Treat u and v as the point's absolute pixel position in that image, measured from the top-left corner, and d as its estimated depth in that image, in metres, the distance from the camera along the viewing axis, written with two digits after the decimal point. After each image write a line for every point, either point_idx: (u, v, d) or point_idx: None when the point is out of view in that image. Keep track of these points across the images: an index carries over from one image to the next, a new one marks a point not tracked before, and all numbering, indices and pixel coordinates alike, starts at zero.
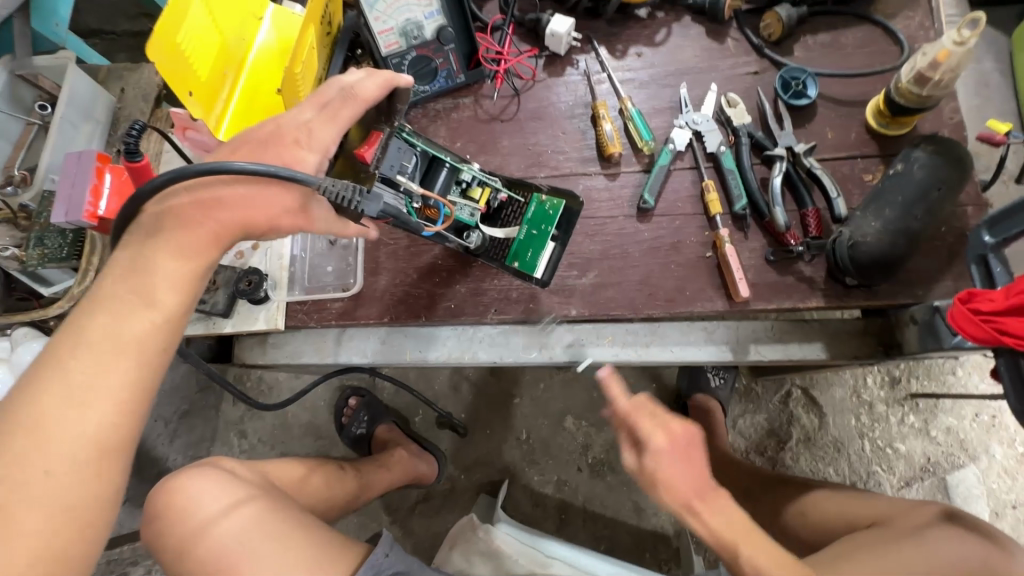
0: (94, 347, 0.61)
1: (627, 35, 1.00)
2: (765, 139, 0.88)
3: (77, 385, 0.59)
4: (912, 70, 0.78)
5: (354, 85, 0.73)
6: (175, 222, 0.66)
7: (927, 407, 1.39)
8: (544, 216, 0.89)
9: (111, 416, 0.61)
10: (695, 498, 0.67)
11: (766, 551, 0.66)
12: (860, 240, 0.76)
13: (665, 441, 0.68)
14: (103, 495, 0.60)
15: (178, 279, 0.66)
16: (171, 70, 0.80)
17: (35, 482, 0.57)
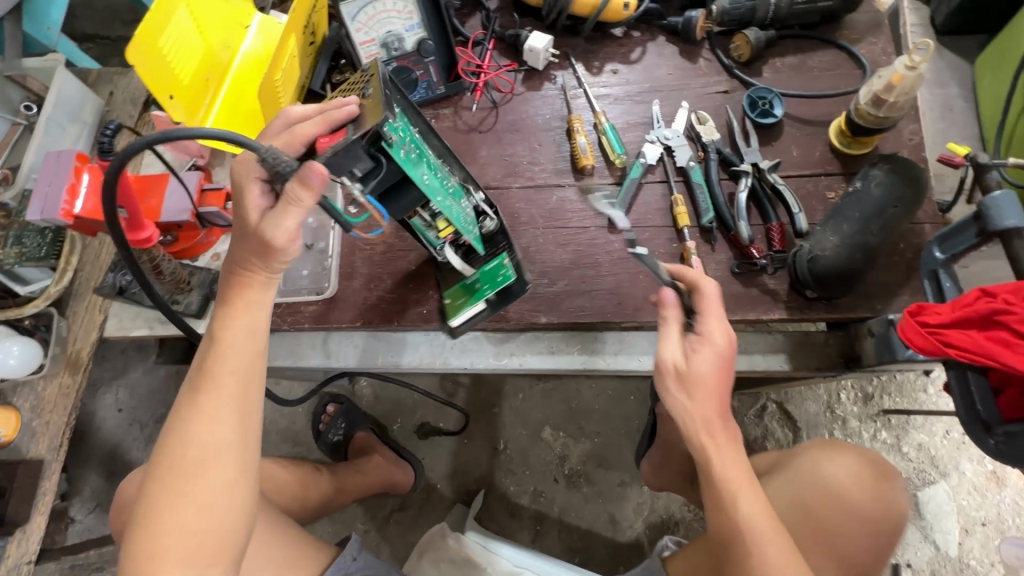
0: (195, 385, 0.64)
1: (604, 53, 1.03)
2: (732, 155, 0.91)
3: (190, 416, 0.63)
4: (870, 92, 0.82)
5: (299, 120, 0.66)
6: (225, 273, 0.66)
7: (899, 423, 1.41)
8: (493, 278, 0.86)
9: (222, 430, 0.63)
10: (716, 417, 0.68)
11: (754, 500, 0.66)
12: (819, 254, 0.78)
13: (723, 344, 0.69)
14: (235, 497, 0.63)
15: (248, 309, 0.66)
16: (153, 73, 0.81)
17: (184, 504, 0.61)
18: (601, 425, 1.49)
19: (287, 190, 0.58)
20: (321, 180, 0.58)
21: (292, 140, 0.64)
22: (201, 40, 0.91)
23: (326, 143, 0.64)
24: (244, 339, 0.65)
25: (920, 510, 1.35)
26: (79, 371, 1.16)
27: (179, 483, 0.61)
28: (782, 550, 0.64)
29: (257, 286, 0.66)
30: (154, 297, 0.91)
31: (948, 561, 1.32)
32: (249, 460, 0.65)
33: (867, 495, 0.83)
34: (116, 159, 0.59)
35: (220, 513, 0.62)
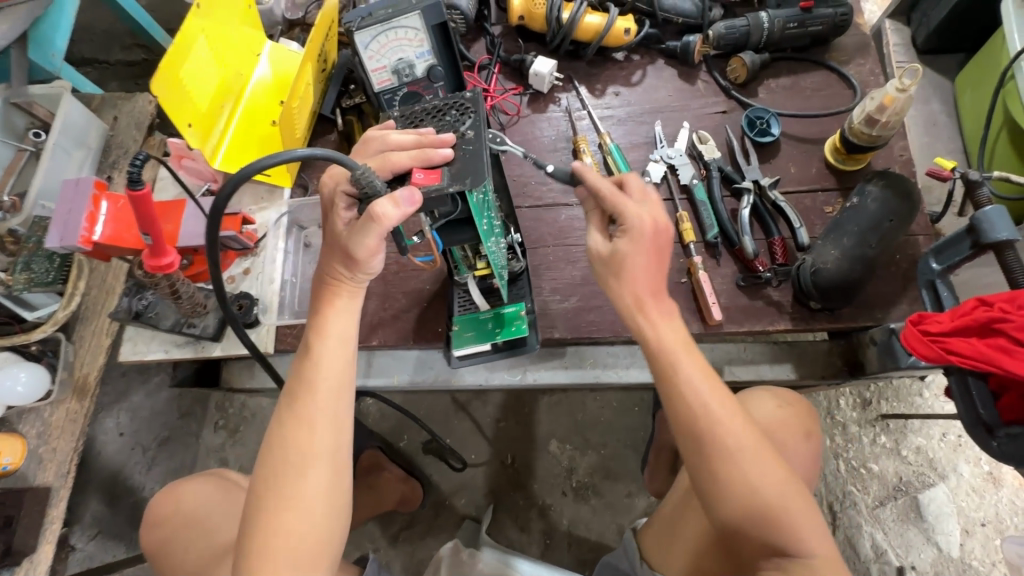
0: (293, 396, 0.73)
1: (605, 76, 1.07)
2: (733, 173, 0.95)
3: (292, 423, 0.71)
4: (862, 113, 0.86)
5: (396, 147, 0.71)
6: (316, 289, 0.77)
7: (897, 427, 1.44)
8: (508, 325, 0.88)
9: (320, 435, 0.71)
10: (650, 298, 0.67)
11: (698, 365, 0.65)
12: (822, 266, 0.81)
13: (644, 222, 0.66)
14: (336, 495, 0.71)
15: (339, 324, 0.76)
16: (175, 103, 0.83)
17: (296, 505, 0.69)
18: (607, 437, 1.51)
19: (374, 209, 0.64)
20: (411, 204, 0.65)
21: (384, 167, 0.69)
22: (218, 69, 0.93)
23: (418, 177, 0.67)
24: (335, 352, 0.74)
25: (922, 512, 1.38)
26: (86, 396, 1.16)
27: (284, 484, 0.69)
28: (728, 408, 0.64)
29: (345, 296, 0.77)
30: (171, 321, 0.93)
31: (951, 562, 1.34)
32: (343, 463, 0.73)
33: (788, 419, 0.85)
34: (226, 187, 0.63)
35: (320, 512, 0.70)
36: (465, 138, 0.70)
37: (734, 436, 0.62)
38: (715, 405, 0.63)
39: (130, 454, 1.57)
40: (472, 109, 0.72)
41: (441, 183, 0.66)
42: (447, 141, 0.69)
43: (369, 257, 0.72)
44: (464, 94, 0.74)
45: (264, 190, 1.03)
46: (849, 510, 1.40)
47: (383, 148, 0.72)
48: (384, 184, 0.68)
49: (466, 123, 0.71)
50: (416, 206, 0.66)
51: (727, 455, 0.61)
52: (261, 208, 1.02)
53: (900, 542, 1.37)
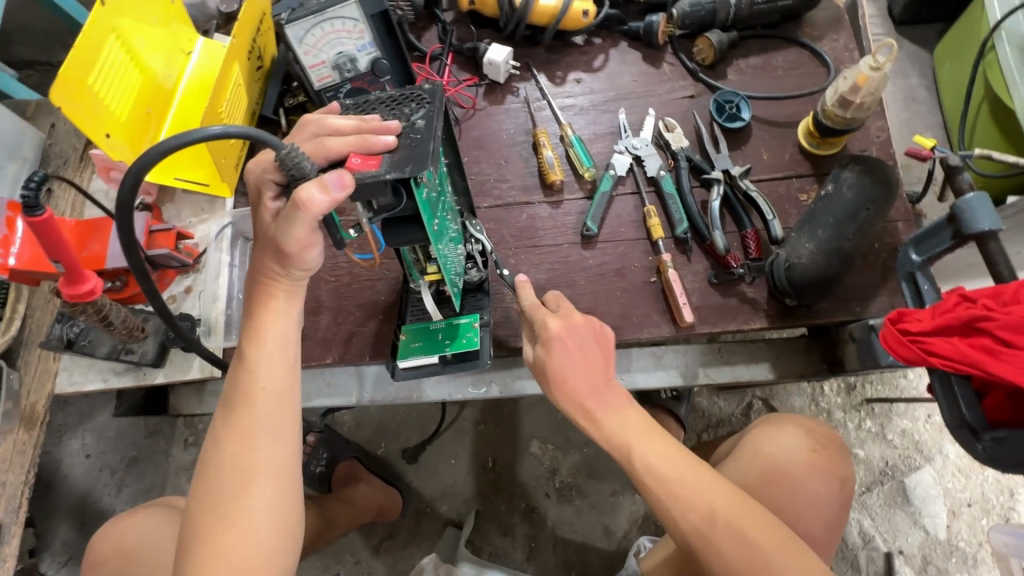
0: (228, 405, 0.61)
1: (566, 62, 1.00)
2: (703, 162, 0.89)
3: (226, 437, 0.59)
4: (835, 94, 0.80)
5: (331, 130, 0.60)
6: (251, 289, 0.64)
7: (882, 411, 1.42)
8: (458, 337, 0.80)
9: (259, 448, 0.59)
10: (590, 396, 0.62)
11: (659, 449, 0.61)
12: (796, 262, 0.76)
13: (560, 326, 0.64)
14: (281, 523, 0.59)
15: (277, 320, 0.62)
16: (86, 114, 0.75)
17: (233, 536, 0.56)
18: (590, 435, 1.47)
19: (298, 193, 0.53)
20: (342, 188, 0.53)
21: (318, 152, 0.58)
22: (137, 71, 0.85)
23: (355, 162, 0.55)
24: (275, 354, 0.62)
25: (908, 496, 1.36)
26: (36, 426, 1.02)
27: (220, 510, 0.57)
28: (698, 480, 0.59)
29: (281, 296, 0.63)
30: (106, 348, 0.86)
31: (938, 544, 1.33)
32: (293, 480, 0.60)
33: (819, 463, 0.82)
34: (128, 183, 0.56)
35: (265, 539, 0.57)
36: (414, 128, 0.59)
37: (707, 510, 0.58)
38: (685, 476, 0.59)
39: (96, 477, 1.49)
40: (427, 100, 0.62)
41: (379, 170, 0.55)
42: (391, 128, 0.58)
43: (302, 252, 0.59)
44: (420, 86, 0.64)
45: (204, 201, 0.96)
46: None
47: (318, 132, 0.61)
48: (316, 169, 0.57)
49: (417, 114, 0.61)
50: (349, 192, 0.54)
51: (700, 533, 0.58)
52: (201, 220, 0.95)
53: (887, 527, 1.35)
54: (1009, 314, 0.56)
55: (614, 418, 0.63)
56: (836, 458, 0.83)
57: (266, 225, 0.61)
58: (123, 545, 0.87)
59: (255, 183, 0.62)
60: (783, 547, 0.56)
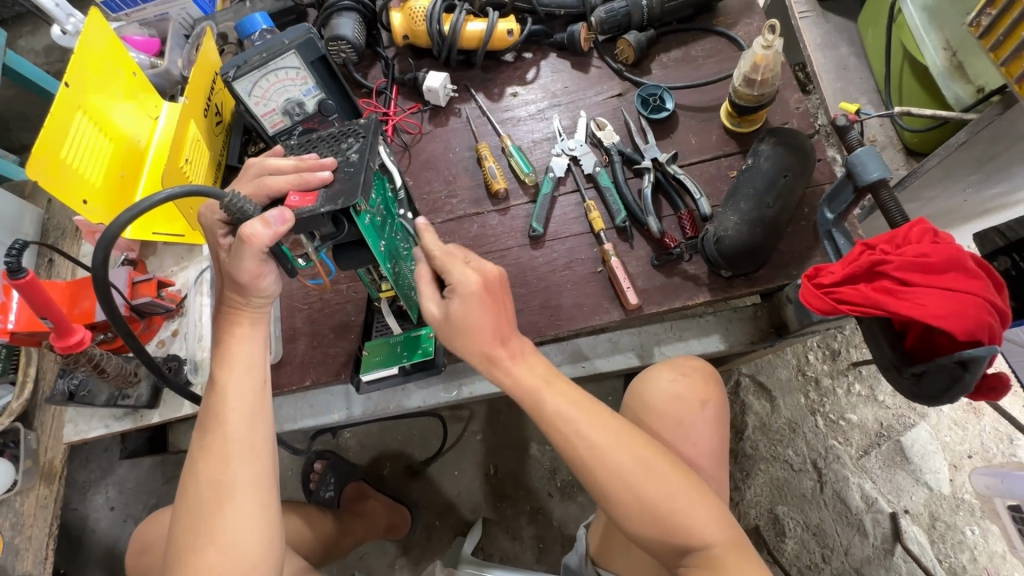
0: (203, 427, 0.62)
1: (501, 79, 1.07)
2: (634, 154, 0.95)
3: (201, 458, 0.60)
4: (741, 74, 0.86)
5: (274, 169, 0.63)
6: (217, 317, 0.66)
7: (870, 373, 1.43)
8: (414, 348, 0.87)
9: (235, 465, 0.60)
10: (498, 346, 0.64)
11: (568, 395, 0.63)
12: (723, 234, 0.80)
13: (474, 280, 0.62)
14: (257, 540, 0.59)
15: (244, 344, 0.64)
16: (61, 185, 0.83)
17: (217, 555, 0.57)
18: None
19: (242, 231, 0.55)
20: (282, 223, 0.56)
21: (260, 192, 0.61)
22: (109, 141, 0.93)
23: (295, 200, 0.58)
24: (241, 376, 0.63)
25: (907, 455, 1.36)
26: (55, 480, 1.09)
27: (199, 527, 0.58)
28: (612, 432, 0.62)
29: (245, 323, 0.65)
30: (105, 396, 0.93)
31: (943, 499, 1.32)
32: (271, 496, 0.61)
33: (683, 396, 0.79)
34: (96, 254, 0.63)
35: (252, 553, 0.58)
36: (349, 161, 0.62)
37: (620, 462, 0.60)
38: (600, 437, 0.61)
39: (121, 527, 1.56)
40: (361, 134, 0.65)
41: (315, 206, 0.57)
42: (328, 164, 0.61)
43: (256, 281, 0.62)
44: (357, 121, 0.67)
45: (184, 250, 1.04)
46: (834, 464, 1.37)
47: (259, 173, 0.63)
48: (259, 209, 0.60)
49: (354, 148, 0.64)
50: (290, 226, 0.57)
51: (614, 477, 0.60)
52: (181, 268, 1.03)
53: (890, 488, 1.35)
54: (902, 255, 0.60)
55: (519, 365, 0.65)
56: (707, 383, 0.80)
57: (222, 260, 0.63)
58: (153, 540, 0.90)
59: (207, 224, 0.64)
60: (691, 487, 0.61)
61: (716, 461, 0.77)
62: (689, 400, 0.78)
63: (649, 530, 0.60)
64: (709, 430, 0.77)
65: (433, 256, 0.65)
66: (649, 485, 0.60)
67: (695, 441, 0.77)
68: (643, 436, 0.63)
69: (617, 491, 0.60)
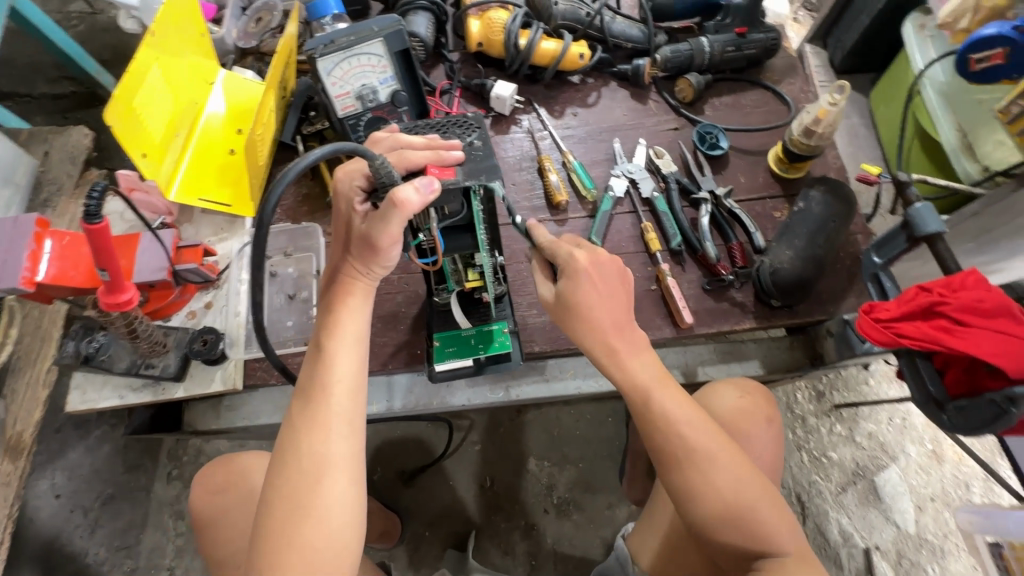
0: (303, 397, 0.61)
1: (563, 98, 1.12)
2: (690, 185, 1.01)
3: (304, 427, 0.59)
4: (801, 125, 0.95)
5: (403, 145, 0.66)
6: (330, 287, 0.66)
7: (850, 416, 1.54)
8: (490, 340, 0.88)
9: (334, 439, 0.59)
10: (613, 335, 0.70)
11: (675, 395, 0.69)
12: (779, 267, 0.88)
13: (585, 260, 0.72)
14: (346, 517, 0.58)
15: (354, 316, 0.65)
16: (128, 133, 0.79)
17: (312, 527, 0.56)
18: (584, 450, 1.52)
19: (394, 194, 0.56)
20: (433, 190, 0.58)
21: (400, 163, 0.63)
22: (173, 97, 0.91)
23: (434, 172, 0.62)
24: (350, 350, 0.63)
25: (879, 494, 1.47)
26: (21, 457, 0.97)
27: (297, 499, 0.57)
28: (702, 431, 0.66)
29: (358, 293, 0.65)
30: (126, 363, 0.87)
31: (910, 538, 1.43)
32: (364, 474, 0.61)
33: (745, 412, 0.85)
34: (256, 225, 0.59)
35: (342, 532, 0.57)
36: (474, 147, 0.68)
37: (712, 464, 0.64)
38: (690, 432, 0.66)
39: (63, 521, 1.32)
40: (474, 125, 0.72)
41: (456, 179, 0.63)
42: (455, 145, 0.66)
43: (391, 248, 0.61)
44: (466, 115, 0.74)
45: (223, 221, 0.99)
46: (816, 499, 1.46)
47: (392, 147, 0.66)
48: (400, 177, 0.61)
49: (473, 136, 0.70)
50: (436, 194, 0.59)
51: (702, 477, 0.64)
52: (221, 239, 0.98)
53: (863, 524, 1.44)
54: (959, 298, 0.68)
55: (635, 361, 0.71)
56: (766, 402, 0.87)
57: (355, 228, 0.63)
58: (234, 478, 0.87)
59: (342, 193, 0.65)
60: (770, 499, 0.64)
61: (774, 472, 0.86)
62: (753, 415, 0.86)
63: (725, 532, 0.63)
64: (772, 446, 0.86)
65: (546, 245, 0.76)
66: (733, 489, 0.63)
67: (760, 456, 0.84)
68: (732, 443, 0.67)
69: (701, 489, 0.64)
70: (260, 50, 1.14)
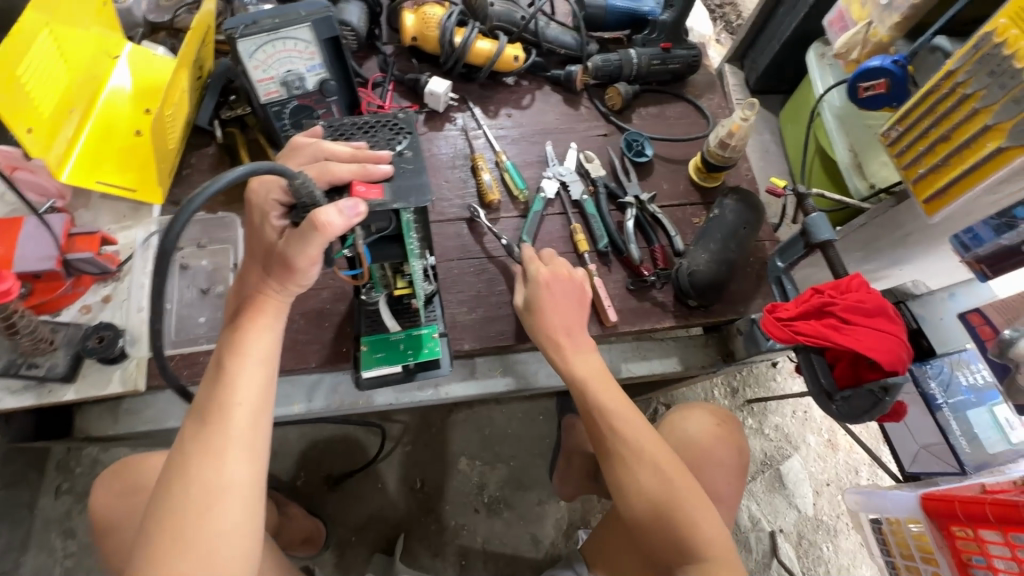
0: (199, 419, 0.56)
1: (498, 98, 1.13)
2: (617, 189, 1.05)
3: (195, 453, 0.54)
4: (717, 138, 1.02)
5: (328, 156, 0.62)
6: (239, 304, 0.62)
7: (759, 410, 1.66)
8: (420, 346, 0.86)
9: (230, 467, 0.54)
10: (562, 335, 0.81)
11: (613, 397, 0.78)
12: (696, 269, 0.93)
13: (545, 274, 0.84)
14: (236, 555, 0.52)
15: (263, 332, 0.60)
16: (10, 103, 0.71)
17: (193, 565, 0.50)
18: (516, 448, 1.54)
19: (316, 216, 0.53)
20: (358, 214, 0.56)
21: (322, 176, 0.60)
22: (66, 69, 0.82)
23: (361, 190, 0.59)
24: (255, 369, 0.58)
25: (784, 481, 1.60)
26: None
27: (178, 534, 0.50)
28: (639, 432, 0.76)
29: (270, 311, 0.61)
30: (2, 362, 0.77)
31: (809, 521, 1.56)
32: (262, 508, 0.55)
33: (712, 438, 1.01)
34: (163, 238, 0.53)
35: (233, 573, 0.51)
36: (404, 157, 0.65)
37: (640, 460, 0.74)
38: (630, 430, 0.76)
39: None
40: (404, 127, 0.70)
41: (384, 199, 0.60)
42: (384, 157, 0.63)
43: (310, 267, 0.59)
44: (395, 115, 0.71)
45: (127, 208, 0.91)
46: None
47: (314, 155, 0.62)
48: (322, 193, 0.58)
49: (403, 144, 0.67)
50: (361, 217, 0.57)
51: (632, 470, 0.74)
52: (123, 227, 0.90)
53: (770, 510, 1.56)
54: (846, 299, 0.76)
55: (580, 358, 0.81)
56: (733, 430, 1.04)
57: (272, 243, 0.60)
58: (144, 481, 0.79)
59: (259, 204, 0.61)
60: (695, 499, 0.72)
61: (736, 493, 1.01)
62: (721, 438, 1.02)
63: (652, 521, 0.73)
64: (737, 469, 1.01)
65: (524, 257, 0.87)
66: (658, 485, 0.73)
67: (729, 477, 0.99)
68: (665, 445, 0.76)
69: (632, 480, 0.74)
70: (174, 26, 1.06)
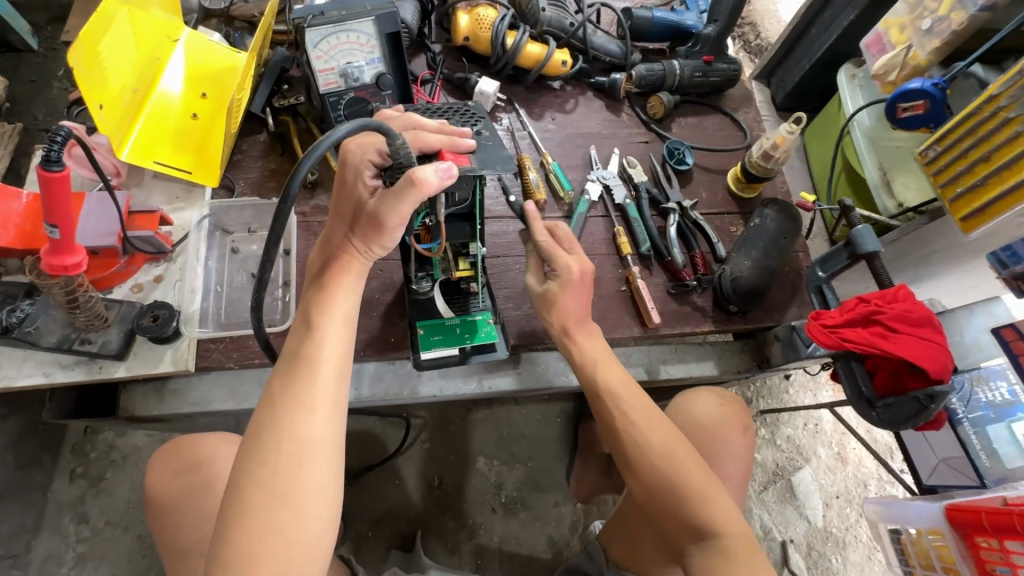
0: (288, 373, 0.58)
1: (543, 101, 1.16)
2: (659, 195, 1.07)
3: (284, 405, 0.56)
4: (760, 149, 1.05)
5: (418, 127, 0.66)
6: (326, 260, 0.65)
7: (772, 420, 1.69)
8: (476, 331, 0.90)
9: (318, 421, 0.56)
10: (574, 324, 0.84)
11: (616, 375, 0.81)
12: (738, 276, 0.96)
13: (573, 271, 0.83)
14: (324, 509, 0.54)
15: (347, 294, 0.63)
16: (88, 78, 0.72)
17: (290, 517, 0.52)
18: (533, 449, 1.54)
19: (416, 173, 0.55)
20: (452, 176, 0.58)
21: (414, 142, 0.62)
22: (136, 49, 0.83)
23: (451, 158, 0.62)
24: (339, 329, 0.61)
25: (795, 492, 1.62)
26: None
27: (272, 485, 0.53)
28: (644, 414, 0.78)
29: (353, 272, 0.64)
30: (56, 336, 0.77)
31: (818, 532, 1.58)
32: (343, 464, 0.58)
33: (716, 418, 1.00)
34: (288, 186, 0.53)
35: (319, 524, 0.54)
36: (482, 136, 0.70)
37: (646, 440, 0.76)
38: (635, 409, 0.79)
39: None
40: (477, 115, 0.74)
41: (472, 167, 0.63)
42: (466, 133, 0.67)
43: (398, 226, 0.62)
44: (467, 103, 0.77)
45: (180, 189, 0.92)
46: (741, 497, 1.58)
47: (405, 125, 0.67)
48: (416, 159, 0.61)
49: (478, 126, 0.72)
50: (454, 180, 0.59)
51: (637, 450, 0.76)
52: (176, 209, 0.90)
53: (781, 520, 1.58)
54: (893, 308, 0.79)
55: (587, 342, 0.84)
56: (739, 412, 1.02)
57: (362, 200, 0.64)
58: (202, 458, 0.83)
59: (353, 161, 0.65)
60: (700, 478, 0.73)
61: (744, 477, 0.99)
62: (729, 420, 1.01)
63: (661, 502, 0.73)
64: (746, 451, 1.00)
65: (541, 245, 0.86)
66: (668, 467, 0.73)
67: (736, 459, 0.98)
68: (668, 425, 0.78)
69: (640, 463, 0.75)
70: (229, 14, 1.07)
